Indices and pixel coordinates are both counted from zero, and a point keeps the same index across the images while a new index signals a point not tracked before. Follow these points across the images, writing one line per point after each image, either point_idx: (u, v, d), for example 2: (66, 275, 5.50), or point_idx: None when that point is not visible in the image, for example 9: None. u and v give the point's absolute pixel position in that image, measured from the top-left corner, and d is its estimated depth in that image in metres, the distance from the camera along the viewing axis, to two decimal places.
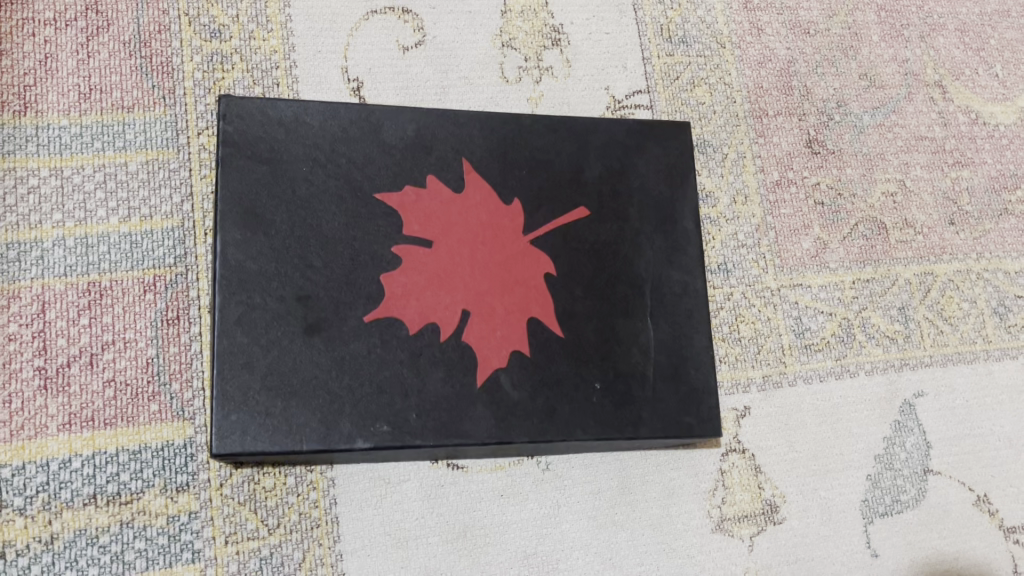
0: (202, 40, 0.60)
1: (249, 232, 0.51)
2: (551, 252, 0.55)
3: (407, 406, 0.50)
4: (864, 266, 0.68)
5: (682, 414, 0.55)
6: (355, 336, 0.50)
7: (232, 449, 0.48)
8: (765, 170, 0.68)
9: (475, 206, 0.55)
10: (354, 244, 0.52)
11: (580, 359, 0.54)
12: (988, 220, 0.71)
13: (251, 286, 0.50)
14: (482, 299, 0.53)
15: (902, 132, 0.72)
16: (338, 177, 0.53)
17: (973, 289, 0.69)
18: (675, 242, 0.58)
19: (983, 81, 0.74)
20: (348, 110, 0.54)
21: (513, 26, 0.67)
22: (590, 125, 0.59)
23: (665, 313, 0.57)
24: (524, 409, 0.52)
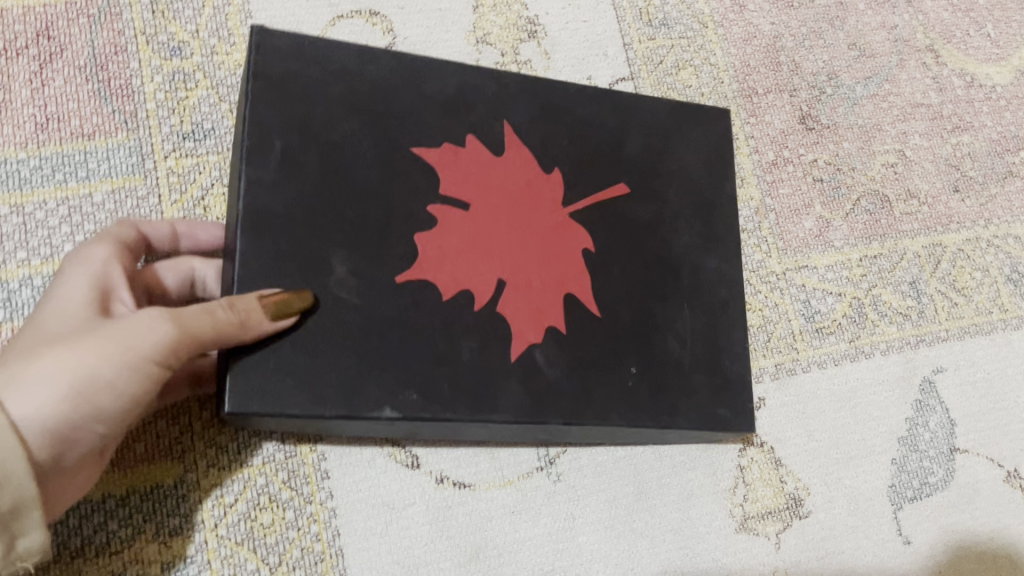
0: (161, 59, 0.57)
1: (276, 173, 0.44)
2: (593, 225, 0.52)
3: (440, 378, 0.44)
4: (870, 243, 0.65)
5: (717, 406, 0.53)
6: (388, 296, 0.44)
7: (250, 409, 0.40)
8: (759, 151, 0.66)
9: (512, 171, 0.51)
10: (390, 199, 0.46)
11: (618, 338, 0.50)
12: (993, 184, 0.69)
13: (276, 231, 0.43)
14: (521, 270, 0.49)
15: (897, 101, 0.69)
16: (375, 126, 0.47)
17: (983, 258, 0.67)
18: (713, 230, 0.56)
19: (974, 42, 0.72)
20: (388, 57, 0.49)
21: (486, 21, 0.64)
22: (633, 101, 0.56)
23: (700, 299, 0.54)
24: (559, 387, 0.47)
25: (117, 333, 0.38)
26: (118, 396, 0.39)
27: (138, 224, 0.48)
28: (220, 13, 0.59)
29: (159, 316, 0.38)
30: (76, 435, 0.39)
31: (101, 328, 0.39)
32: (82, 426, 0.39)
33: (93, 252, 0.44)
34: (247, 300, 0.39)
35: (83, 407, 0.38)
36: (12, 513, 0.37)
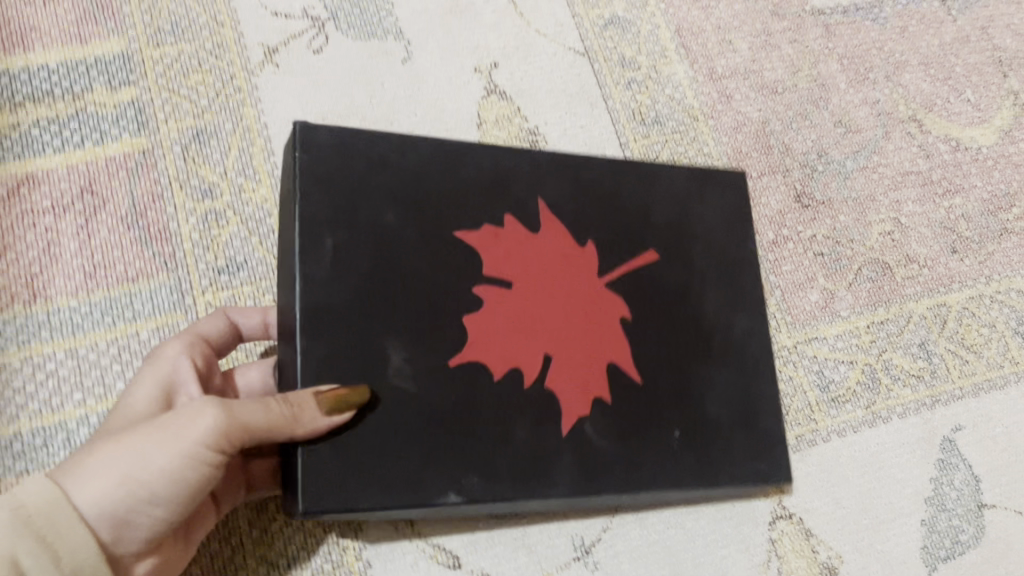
0: (194, 201, 0.62)
1: (331, 269, 0.47)
2: (626, 296, 0.56)
3: (497, 458, 0.49)
4: (876, 309, 0.68)
5: (756, 461, 0.58)
6: (445, 381, 0.48)
7: (324, 504, 0.43)
8: (760, 231, 0.69)
9: (549, 246, 0.55)
10: (437, 283, 0.50)
11: (659, 404, 0.55)
12: (989, 242, 0.71)
13: (333, 326, 0.46)
14: (563, 342, 0.52)
15: (887, 171, 0.73)
16: (418, 216, 0.51)
17: (989, 314, 0.69)
18: (737, 290, 0.62)
19: (955, 108, 0.76)
20: (426, 144, 0.53)
21: (491, 136, 0.68)
22: (654, 172, 0.61)
23: (733, 361, 0.59)
24: (606, 457, 0.52)
25: (174, 424, 0.42)
26: (174, 486, 0.42)
27: (194, 329, 0.54)
28: (245, 154, 0.64)
29: (210, 407, 0.42)
30: (142, 521, 0.43)
31: (164, 419, 0.42)
32: (147, 513, 0.43)
33: (164, 352, 0.51)
34: (303, 398, 0.42)
35: (144, 496, 0.42)
36: None
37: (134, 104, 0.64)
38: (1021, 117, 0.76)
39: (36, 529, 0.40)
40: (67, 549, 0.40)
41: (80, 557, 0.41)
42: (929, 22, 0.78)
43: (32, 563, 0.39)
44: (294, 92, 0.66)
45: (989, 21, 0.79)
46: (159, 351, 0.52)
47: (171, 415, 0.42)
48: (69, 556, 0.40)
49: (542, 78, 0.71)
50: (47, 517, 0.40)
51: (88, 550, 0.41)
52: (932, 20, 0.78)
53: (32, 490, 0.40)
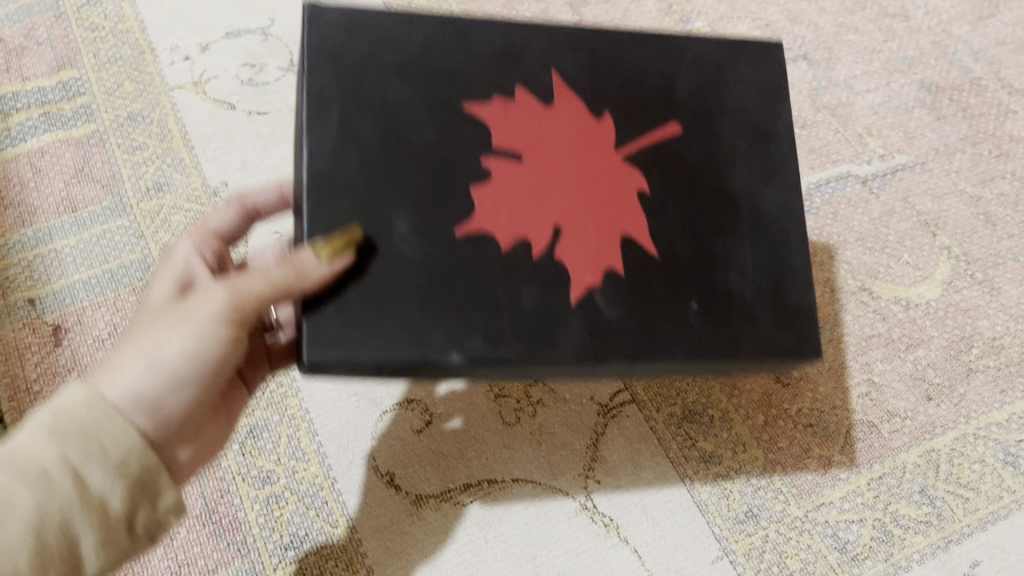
0: (256, 489, 0.71)
1: (337, 134, 0.56)
2: (645, 169, 0.63)
3: (506, 322, 0.56)
4: (872, 465, 0.75)
5: (782, 335, 0.62)
6: (452, 249, 0.56)
7: (327, 360, 0.52)
8: (751, 415, 0.77)
9: (563, 118, 0.62)
10: (449, 152, 0.58)
11: (675, 279, 0.60)
12: (959, 383, 0.79)
13: (345, 185, 0.55)
14: (574, 218, 0.59)
15: (851, 338, 0.81)
16: (427, 91, 0.59)
17: (976, 450, 0.76)
18: (769, 163, 0.66)
19: (898, 271, 0.85)
20: (435, 24, 0.61)
21: None
22: (685, 43, 0.67)
23: (759, 235, 0.64)
24: (622, 325, 0.58)
25: (188, 312, 0.53)
26: (196, 367, 0.53)
27: (209, 220, 0.69)
28: (293, 439, 0.74)
29: (215, 290, 0.53)
30: (176, 401, 0.54)
31: (181, 311, 0.54)
32: (177, 395, 0.54)
33: (176, 253, 0.63)
34: (300, 257, 0.52)
35: (174, 377, 0.53)
36: (143, 484, 0.51)
37: None
38: (958, 267, 0.85)
39: (85, 428, 0.49)
40: (113, 439, 0.50)
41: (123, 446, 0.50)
42: (857, 203, 0.89)
43: (84, 455, 0.49)
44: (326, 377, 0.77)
45: (908, 190, 0.90)
46: (174, 251, 0.63)
47: (184, 309, 0.54)
48: (119, 449, 0.50)
49: None
50: (90, 419, 0.49)
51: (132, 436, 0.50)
52: (859, 201, 0.89)
53: (71, 397, 0.50)
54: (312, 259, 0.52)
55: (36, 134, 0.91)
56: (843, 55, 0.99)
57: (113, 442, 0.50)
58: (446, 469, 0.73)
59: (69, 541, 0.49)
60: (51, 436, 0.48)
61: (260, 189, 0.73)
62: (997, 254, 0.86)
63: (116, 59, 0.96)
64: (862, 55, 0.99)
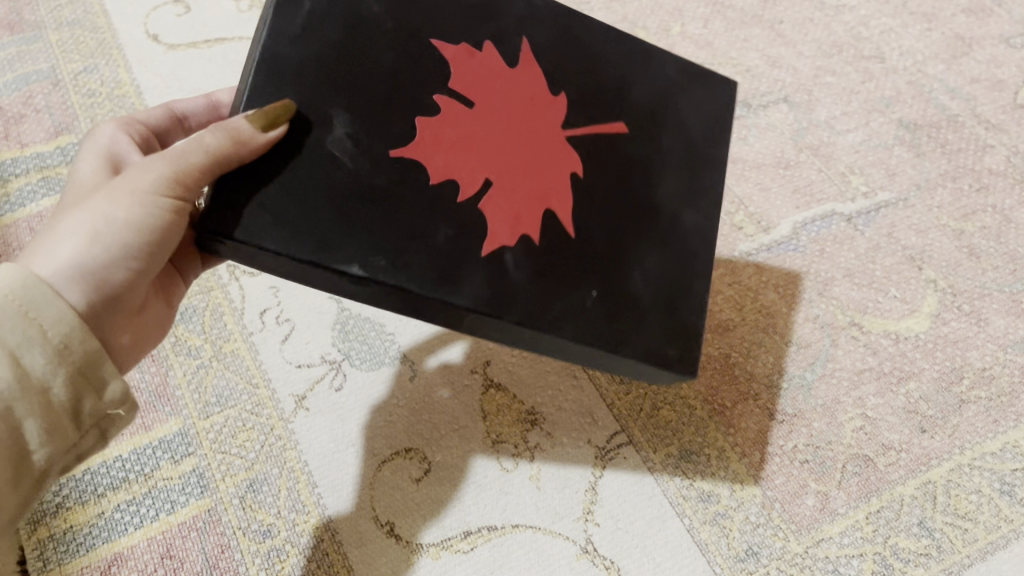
0: (257, 543, 0.71)
1: (299, 33, 0.53)
2: (581, 152, 0.60)
3: (408, 249, 0.52)
4: (869, 499, 0.75)
5: (667, 347, 0.59)
6: (381, 170, 0.52)
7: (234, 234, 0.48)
8: (747, 454, 0.78)
9: (522, 82, 0.60)
10: (401, 80, 0.55)
11: (586, 266, 0.57)
12: (952, 415, 0.80)
13: (287, 76, 0.52)
14: (503, 176, 0.57)
15: (843, 373, 0.82)
16: (398, 17, 0.57)
17: (972, 481, 0.76)
18: (694, 187, 0.65)
19: (886, 305, 0.87)
20: None
21: (496, 423, 0.78)
22: (649, 50, 0.67)
23: (669, 248, 0.62)
24: (522, 289, 0.54)
25: (125, 182, 0.51)
26: (138, 236, 0.51)
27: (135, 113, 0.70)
28: (293, 491, 0.74)
29: (156, 162, 0.51)
30: (119, 274, 0.51)
31: (117, 183, 0.51)
32: (120, 268, 0.51)
33: (102, 133, 0.65)
34: (237, 122, 0.49)
35: (116, 249, 0.51)
36: (88, 367, 0.48)
37: (195, 471, 0.74)
38: (945, 299, 0.87)
39: (20, 304, 0.45)
40: (52, 320, 0.46)
41: (62, 328, 0.47)
42: (842, 240, 0.91)
43: (19, 337, 0.45)
44: (325, 429, 0.77)
45: (893, 226, 0.92)
46: (99, 130, 0.65)
47: (120, 181, 0.51)
48: (59, 328, 0.46)
49: (528, 367, 0.82)
50: (25, 296, 0.46)
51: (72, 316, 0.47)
52: (844, 238, 0.91)
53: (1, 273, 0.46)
54: (250, 125, 0.49)
55: (35, 198, 0.95)
56: (823, 97, 1.01)
57: (54, 324, 0.46)
58: (431, 490, 0.75)
59: (11, 429, 0.46)
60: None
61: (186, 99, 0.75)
62: (983, 285, 0.88)
63: None
64: (841, 96, 1.02)
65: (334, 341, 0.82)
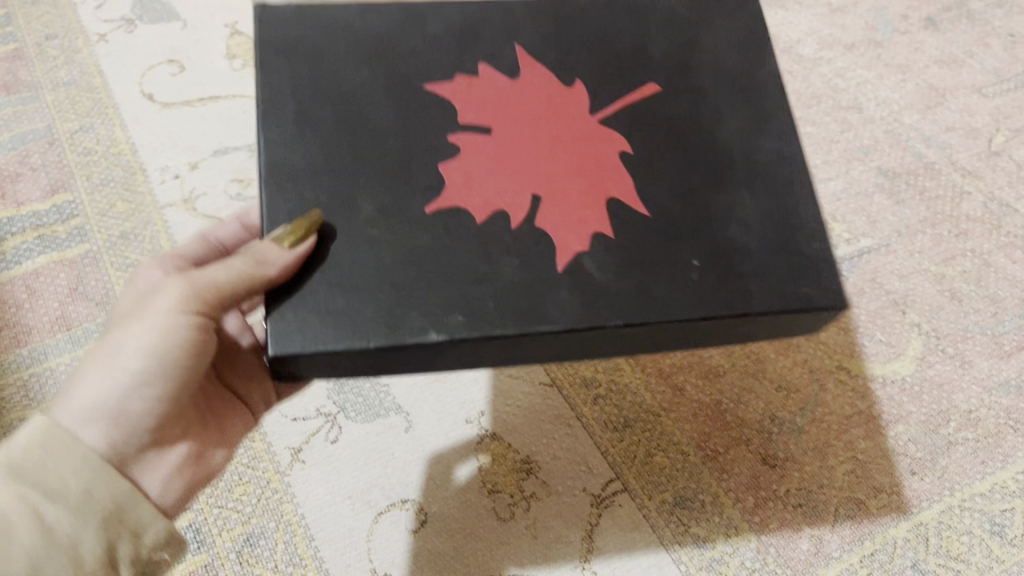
0: None
1: (293, 126, 0.55)
2: (626, 130, 0.58)
3: (477, 293, 0.51)
4: (863, 542, 0.76)
5: (797, 284, 0.54)
6: (418, 226, 0.53)
7: (294, 344, 0.49)
8: (741, 499, 0.78)
9: (531, 91, 0.59)
10: (408, 133, 0.56)
11: (672, 244, 0.54)
12: (941, 457, 0.81)
13: (296, 173, 0.54)
14: (553, 186, 0.56)
15: (833, 417, 0.83)
16: (384, 78, 0.58)
17: (963, 522, 0.77)
18: (761, 111, 0.61)
19: (872, 349, 0.88)
20: (389, 12, 0.61)
21: (491, 472, 0.79)
22: (648, 6, 0.64)
23: (759, 187, 0.58)
24: (614, 292, 0.52)
25: (147, 307, 0.53)
26: (153, 364, 0.53)
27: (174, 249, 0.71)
28: (290, 544, 0.74)
29: (175, 284, 0.53)
30: (138, 404, 0.55)
31: (140, 310, 0.54)
32: (140, 397, 0.54)
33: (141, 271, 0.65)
34: (261, 247, 0.50)
35: (134, 378, 0.54)
36: (116, 513, 0.53)
37: (192, 526, 0.74)
38: (929, 343, 0.88)
39: (43, 463, 0.51)
40: (70, 469, 0.52)
41: (85, 477, 0.52)
42: None
43: (42, 492, 0.51)
44: (320, 481, 0.78)
45: (876, 271, 0.94)
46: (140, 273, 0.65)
47: (142, 308, 0.53)
48: (79, 480, 0.52)
49: (521, 417, 0.82)
50: (46, 456, 0.51)
51: (88, 463, 0.52)
52: None
53: (26, 433, 0.52)
54: (275, 246, 0.50)
55: (31, 257, 0.95)
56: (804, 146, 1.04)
57: (73, 476, 0.52)
58: (445, 563, 0.74)
59: None
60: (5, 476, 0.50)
61: (223, 224, 0.76)
62: (965, 328, 0.90)
63: (108, 181, 1.02)
64: (821, 145, 1.04)
65: (329, 394, 0.83)
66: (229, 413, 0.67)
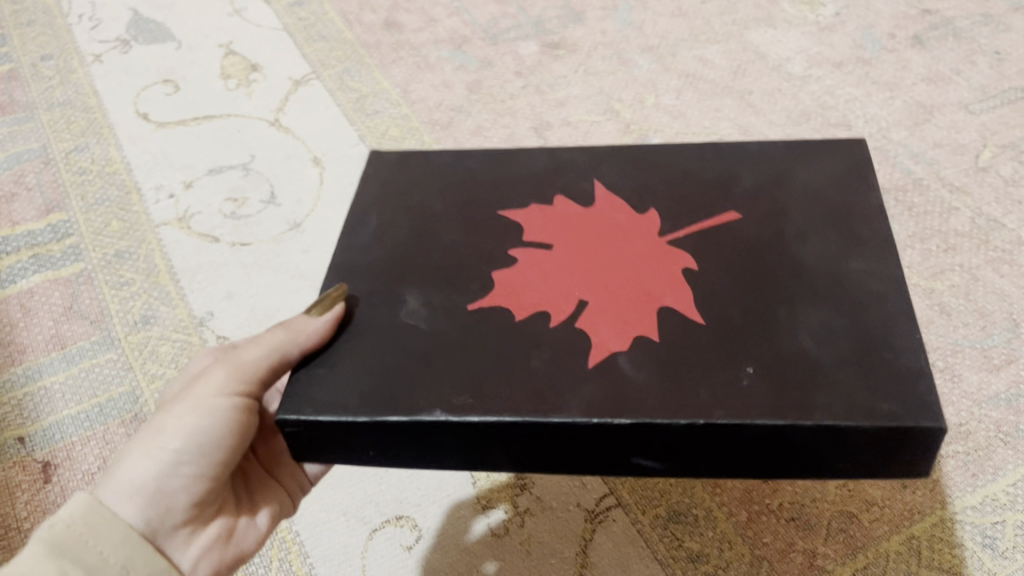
0: None
1: (374, 239, 0.64)
2: (696, 248, 0.60)
3: (500, 388, 0.52)
4: (855, 555, 0.76)
5: (877, 402, 0.50)
6: (457, 321, 0.57)
7: (302, 409, 0.53)
8: (735, 513, 0.78)
9: (601, 213, 0.64)
10: (470, 248, 0.62)
11: (732, 348, 0.53)
12: (932, 470, 0.80)
13: (367, 276, 0.61)
14: (603, 294, 0.58)
15: None
16: (463, 205, 0.66)
17: (955, 535, 0.76)
18: (857, 237, 0.60)
19: None
20: (484, 156, 0.70)
21: (485, 489, 0.81)
22: (743, 146, 0.68)
23: (844, 304, 0.55)
24: (649, 388, 0.52)
25: (189, 394, 0.59)
26: (191, 439, 0.58)
27: None
28: (285, 563, 0.76)
29: (215, 371, 0.60)
30: (177, 482, 0.58)
31: (183, 397, 0.60)
32: (180, 475, 0.58)
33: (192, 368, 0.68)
34: (292, 320, 0.57)
35: (174, 455, 0.58)
36: None
37: None
38: None
39: (81, 538, 0.54)
40: (110, 545, 0.54)
41: (121, 555, 0.55)
42: None
43: (82, 568, 0.53)
44: (316, 498, 0.80)
45: None
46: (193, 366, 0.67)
47: (185, 394, 0.60)
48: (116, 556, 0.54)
49: None
50: (85, 532, 0.54)
51: (128, 539, 0.55)
52: None
53: (67, 511, 0.54)
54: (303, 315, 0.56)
55: (26, 275, 0.96)
56: None
57: (110, 552, 0.54)
58: None
59: None
60: (48, 551, 0.52)
61: None
62: (954, 342, 0.89)
63: (104, 200, 1.03)
64: None
65: None
66: (265, 494, 0.68)
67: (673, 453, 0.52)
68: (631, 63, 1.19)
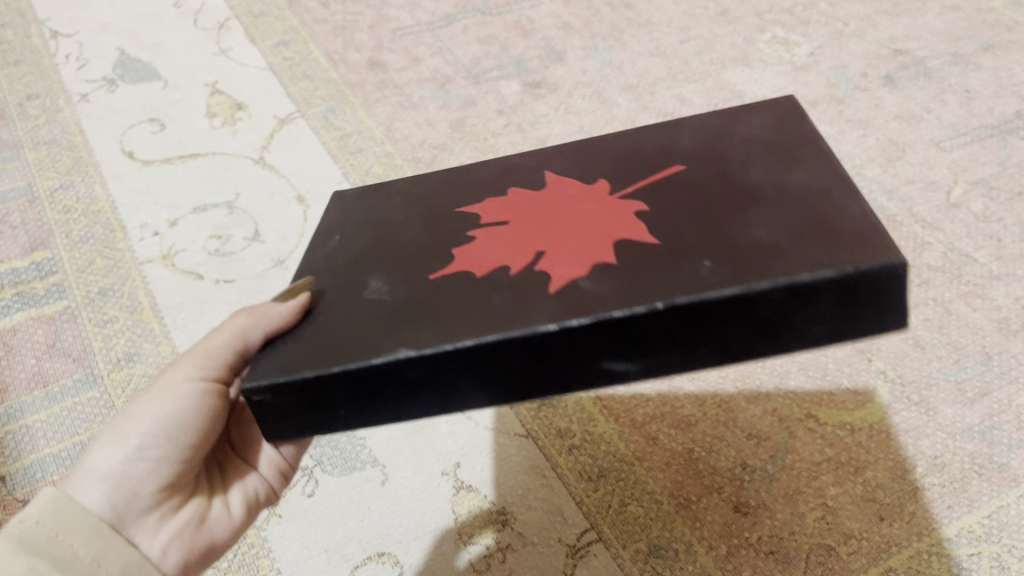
0: None
1: (331, 248, 0.65)
2: (647, 196, 0.61)
3: (460, 320, 0.53)
4: None
5: (837, 254, 0.50)
6: (415, 287, 0.58)
7: (268, 376, 0.54)
8: (714, 547, 0.79)
9: (552, 187, 0.65)
10: (426, 237, 0.63)
11: (687, 254, 0.54)
12: (909, 501, 0.81)
13: (328, 276, 0.62)
14: (559, 245, 0.58)
15: (802, 463, 0.84)
16: (419, 208, 0.67)
17: (933, 568, 0.77)
18: (798, 158, 0.60)
19: (840, 396, 0.89)
20: (439, 172, 0.71)
21: (467, 525, 0.81)
22: (682, 117, 0.69)
23: (790, 203, 0.56)
24: (606, 296, 0.52)
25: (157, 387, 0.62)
26: (157, 425, 0.60)
27: None
28: None
29: (182, 365, 0.63)
30: (143, 468, 0.60)
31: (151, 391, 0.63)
32: (145, 460, 0.60)
33: None
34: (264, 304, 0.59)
35: (139, 441, 0.60)
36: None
37: None
38: (895, 390, 0.89)
39: (51, 533, 0.54)
40: (80, 539, 0.55)
41: (92, 548, 0.55)
42: None
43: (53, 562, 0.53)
44: (297, 535, 0.81)
45: None
46: None
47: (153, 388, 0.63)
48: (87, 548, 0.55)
49: (500, 469, 0.85)
50: (53, 528, 0.55)
51: (97, 533, 0.56)
52: None
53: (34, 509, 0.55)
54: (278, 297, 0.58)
55: (9, 314, 0.96)
56: None
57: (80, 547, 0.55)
58: None
59: None
60: (18, 547, 0.53)
61: None
62: (930, 375, 0.90)
63: (88, 238, 1.04)
64: None
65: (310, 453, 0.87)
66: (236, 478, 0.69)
67: (647, 347, 0.52)
68: (610, 102, 1.22)
